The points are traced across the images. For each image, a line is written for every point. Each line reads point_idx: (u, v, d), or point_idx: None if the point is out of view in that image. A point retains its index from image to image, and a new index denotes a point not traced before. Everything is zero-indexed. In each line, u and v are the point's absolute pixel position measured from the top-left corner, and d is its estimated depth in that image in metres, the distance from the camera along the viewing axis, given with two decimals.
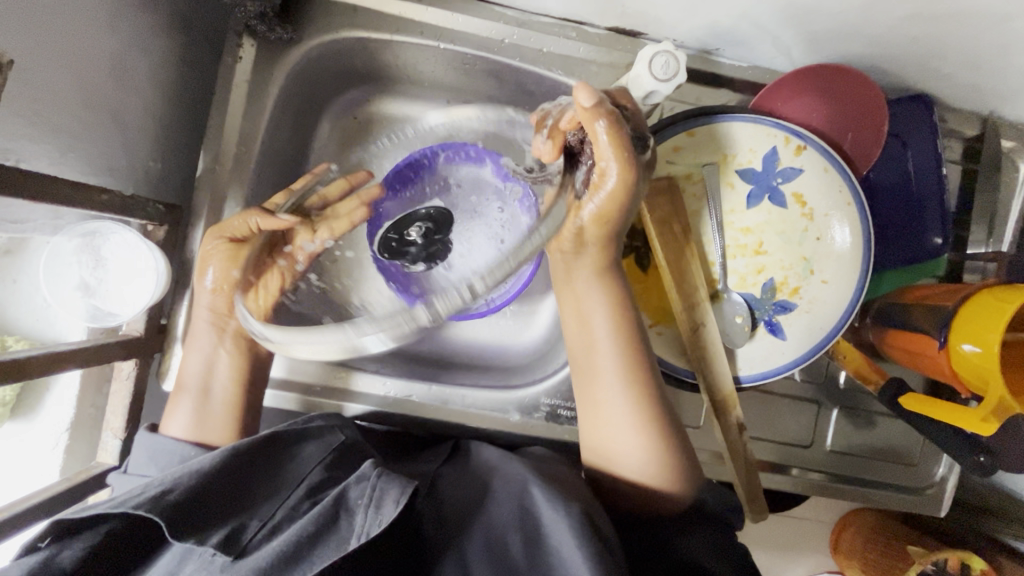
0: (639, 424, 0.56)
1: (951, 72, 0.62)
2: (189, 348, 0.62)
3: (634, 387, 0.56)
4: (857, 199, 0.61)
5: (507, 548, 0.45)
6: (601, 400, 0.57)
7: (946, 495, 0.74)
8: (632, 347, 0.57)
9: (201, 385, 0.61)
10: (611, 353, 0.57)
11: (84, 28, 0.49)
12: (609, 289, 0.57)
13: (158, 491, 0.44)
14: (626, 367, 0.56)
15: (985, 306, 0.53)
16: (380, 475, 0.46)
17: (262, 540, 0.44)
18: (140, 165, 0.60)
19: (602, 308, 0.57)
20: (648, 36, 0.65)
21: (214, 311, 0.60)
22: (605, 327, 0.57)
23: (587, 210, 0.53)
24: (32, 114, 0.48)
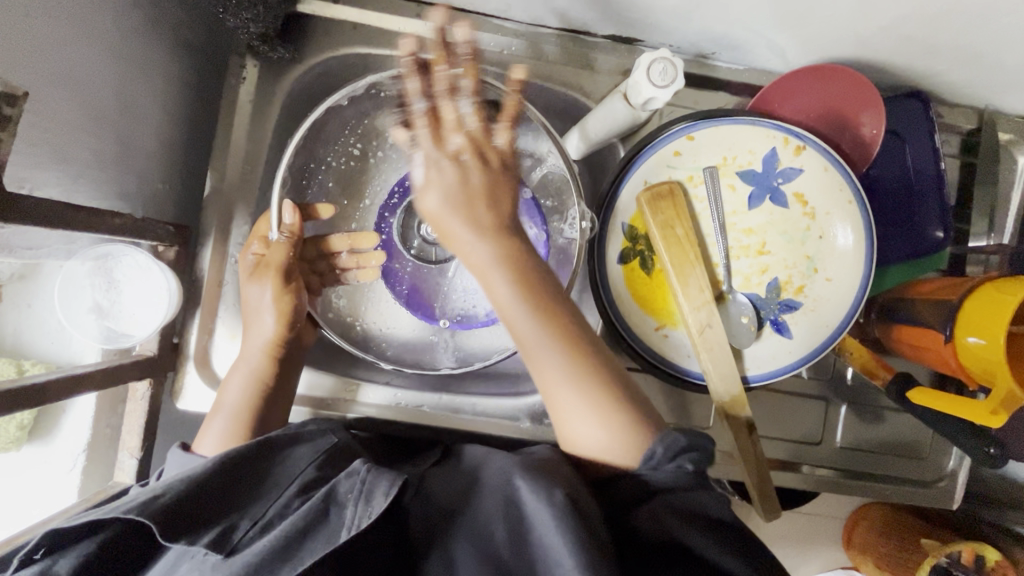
0: (595, 408, 0.50)
1: (946, 68, 0.63)
2: (232, 372, 0.61)
3: (559, 338, 0.49)
4: (857, 196, 0.62)
5: (495, 547, 0.45)
6: (541, 374, 0.50)
7: (956, 489, 0.74)
8: (550, 309, 0.49)
9: (240, 407, 0.59)
10: (531, 328, 0.49)
11: (94, 56, 0.50)
12: (500, 243, 0.49)
13: (147, 495, 0.44)
14: (547, 323, 0.49)
15: (987, 298, 0.54)
16: (369, 470, 0.46)
17: (254, 538, 0.44)
18: (149, 187, 0.61)
19: (502, 282, 0.48)
20: (644, 43, 0.66)
21: (273, 339, 0.61)
22: (503, 292, 0.48)
23: (453, 141, 0.49)
24: (47, 143, 0.49)
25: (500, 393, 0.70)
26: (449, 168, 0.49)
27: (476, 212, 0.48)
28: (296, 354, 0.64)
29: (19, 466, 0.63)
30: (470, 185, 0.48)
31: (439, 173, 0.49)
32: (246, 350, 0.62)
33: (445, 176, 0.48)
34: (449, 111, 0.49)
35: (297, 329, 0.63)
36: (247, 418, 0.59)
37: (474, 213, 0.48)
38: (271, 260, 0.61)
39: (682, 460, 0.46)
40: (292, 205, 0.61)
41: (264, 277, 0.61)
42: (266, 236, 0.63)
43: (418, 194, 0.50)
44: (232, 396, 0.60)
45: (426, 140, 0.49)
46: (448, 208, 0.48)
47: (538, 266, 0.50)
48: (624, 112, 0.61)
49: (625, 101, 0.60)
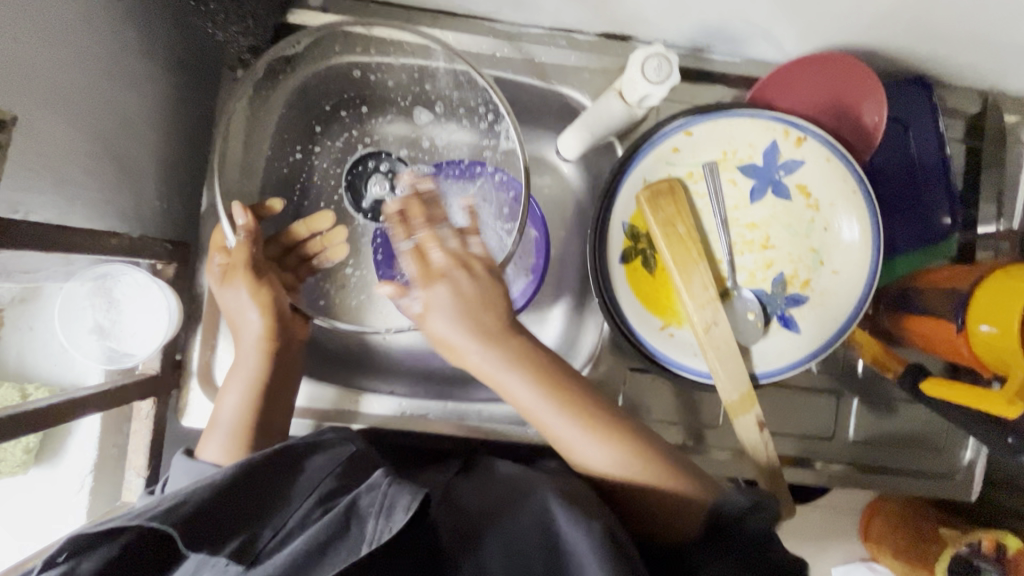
0: (638, 473, 0.52)
1: (948, 51, 0.61)
2: (230, 380, 0.61)
3: (575, 412, 0.53)
4: (862, 186, 0.60)
5: (527, 566, 0.45)
6: (572, 452, 0.53)
7: (975, 480, 0.73)
8: (561, 393, 0.53)
9: (241, 414, 0.59)
10: (550, 413, 0.53)
11: (86, 77, 0.50)
12: (513, 346, 0.53)
13: (171, 503, 0.44)
14: (562, 407, 0.53)
15: (997, 286, 0.53)
16: (391, 483, 0.45)
17: (274, 550, 0.45)
18: (146, 205, 0.60)
19: (514, 378, 0.53)
20: (638, 40, 0.66)
21: (263, 334, 0.60)
22: (519, 385, 0.53)
23: (441, 247, 0.55)
24: (41, 167, 0.49)
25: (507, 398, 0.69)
26: (438, 291, 0.53)
27: (490, 320, 0.53)
28: (292, 348, 0.63)
29: (28, 489, 0.63)
30: (467, 308, 0.53)
31: (445, 288, 0.53)
32: (240, 352, 0.61)
33: (442, 298, 0.53)
34: (427, 241, 0.55)
35: (285, 321, 0.62)
36: (247, 430, 0.59)
37: (483, 320, 0.53)
38: (237, 261, 0.60)
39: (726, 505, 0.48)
40: (241, 203, 0.60)
41: (235, 278, 0.60)
42: (226, 245, 0.62)
43: (427, 325, 0.54)
44: (230, 406, 0.60)
45: (416, 271, 0.54)
46: (467, 333, 0.52)
47: (543, 349, 0.55)
48: (619, 110, 0.60)
49: (620, 99, 0.60)
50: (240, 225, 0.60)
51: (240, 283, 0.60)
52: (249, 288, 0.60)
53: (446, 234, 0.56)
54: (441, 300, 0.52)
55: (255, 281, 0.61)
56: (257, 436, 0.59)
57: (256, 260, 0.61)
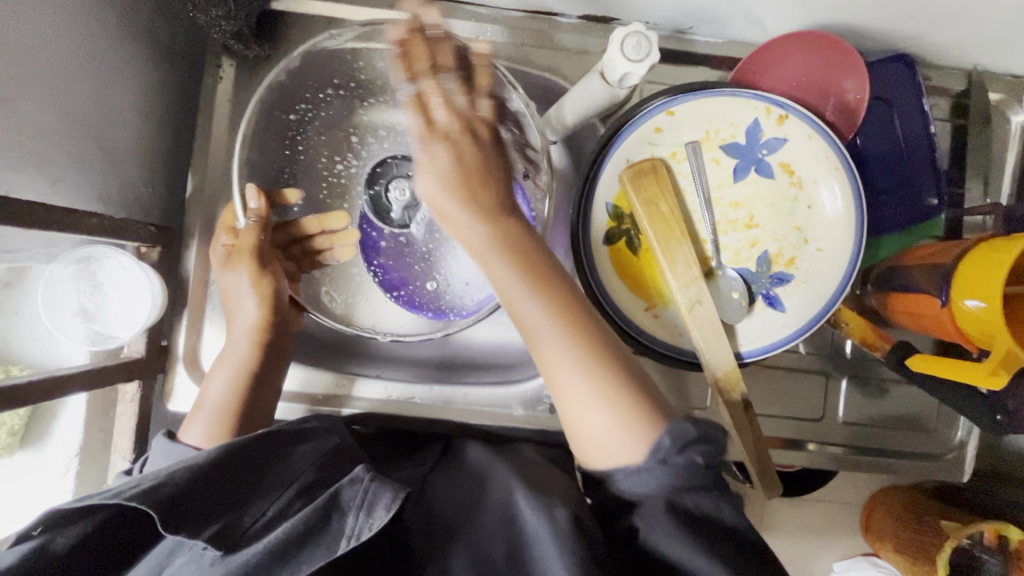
0: (601, 389, 0.46)
1: (928, 29, 0.61)
2: (216, 365, 0.61)
3: (559, 313, 0.48)
4: (844, 162, 0.60)
5: (489, 555, 0.47)
6: (544, 362, 0.48)
7: (966, 461, 0.72)
8: (544, 281, 0.49)
9: (226, 398, 0.59)
10: (524, 299, 0.48)
11: (68, 58, 0.50)
12: (500, 222, 0.50)
13: (152, 483, 0.44)
14: (541, 296, 0.48)
15: (981, 258, 0.53)
16: (373, 479, 0.47)
17: (255, 537, 0.45)
18: (131, 189, 0.61)
19: (494, 253, 0.49)
20: (620, 22, 0.66)
21: (256, 324, 0.61)
22: (499, 261, 0.49)
23: (440, 103, 0.52)
24: (22, 146, 0.49)
25: (493, 381, 0.69)
26: (434, 151, 0.51)
27: (489, 194, 0.51)
28: (282, 338, 0.63)
29: (16, 472, 0.63)
30: (465, 180, 0.51)
31: (442, 149, 0.51)
32: (231, 339, 0.62)
33: (439, 159, 0.51)
34: (433, 97, 0.52)
35: (281, 312, 0.63)
36: (232, 412, 0.59)
37: (474, 187, 0.51)
38: (243, 246, 0.62)
39: (690, 453, 0.45)
40: (255, 187, 0.61)
41: (237, 264, 0.61)
42: (233, 226, 0.64)
43: (419, 182, 0.52)
44: (216, 389, 0.60)
45: (419, 124, 0.52)
46: (459, 197, 0.50)
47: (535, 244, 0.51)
48: (602, 91, 0.60)
49: (602, 79, 0.60)
50: (251, 209, 0.62)
51: (243, 269, 0.61)
52: (250, 275, 0.61)
53: (435, 104, 0.52)
54: (439, 161, 0.51)
55: (254, 269, 0.61)
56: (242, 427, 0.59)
57: (256, 248, 0.61)
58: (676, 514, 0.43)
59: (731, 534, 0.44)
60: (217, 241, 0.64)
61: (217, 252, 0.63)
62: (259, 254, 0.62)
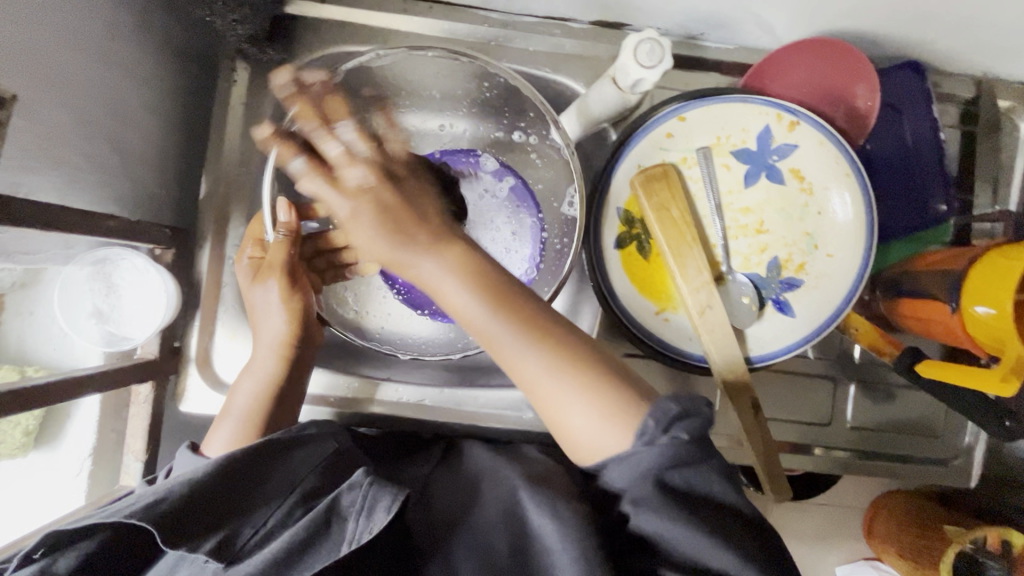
0: (580, 391, 0.47)
1: (939, 36, 0.62)
2: (242, 374, 0.62)
3: (521, 323, 0.47)
4: (855, 169, 0.61)
5: (492, 548, 0.47)
6: (519, 375, 0.48)
7: (975, 467, 0.73)
8: (504, 299, 0.47)
9: (250, 406, 0.60)
10: (488, 319, 0.47)
11: (85, 62, 0.51)
12: (450, 249, 0.49)
13: (151, 499, 0.45)
14: (505, 313, 0.47)
15: (992, 267, 0.53)
16: (372, 483, 0.47)
17: (254, 549, 0.46)
18: (146, 191, 0.61)
19: (451, 279, 0.48)
20: (631, 28, 0.66)
21: (283, 337, 0.61)
22: (455, 286, 0.47)
23: (337, 149, 0.52)
24: (40, 149, 0.49)
25: (503, 384, 0.69)
26: (364, 215, 0.49)
27: (431, 219, 0.50)
28: (308, 350, 0.64)
29: (29, 472, 0.63)
30: (392, 224, 0.48)
31: (366, 206, 0.49)
32: (257, 349, 0.62)
33: (364, 209, 0.49)
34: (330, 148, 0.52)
35: (308, 325, 0.63)
36: (256, 420, 0.59)
37: (412, 224, 0.49)
38: (272, 260, 0.61)
39: (676, 430, 0.44)
40: (286, 200, 0.60)
41: (265, 278, 0.61)
42: (261, 238, 0.64)
43: (356, 237, 0.51)
44: (242, 397, 0.61)
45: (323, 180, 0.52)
46: (392, 248, 0.48)
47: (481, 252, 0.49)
48: (614, 96, 0.60)
49: (614, 84, 0.60)
50: (281, 223, 0.61)
51: (273, 283, 0.60)
52: (279, 289, 0.61)
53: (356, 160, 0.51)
54: (365, 217, 0.49)
55: (284, 284, 0.61)
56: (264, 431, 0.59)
57: (285, 262, 0.61)
58: (662, 489, 0.43)
59: (722, 507, 0.44)
60: (245, 252, 0.64)
61: (242, 267, 0.64)
62: (288, 269, 0.61)
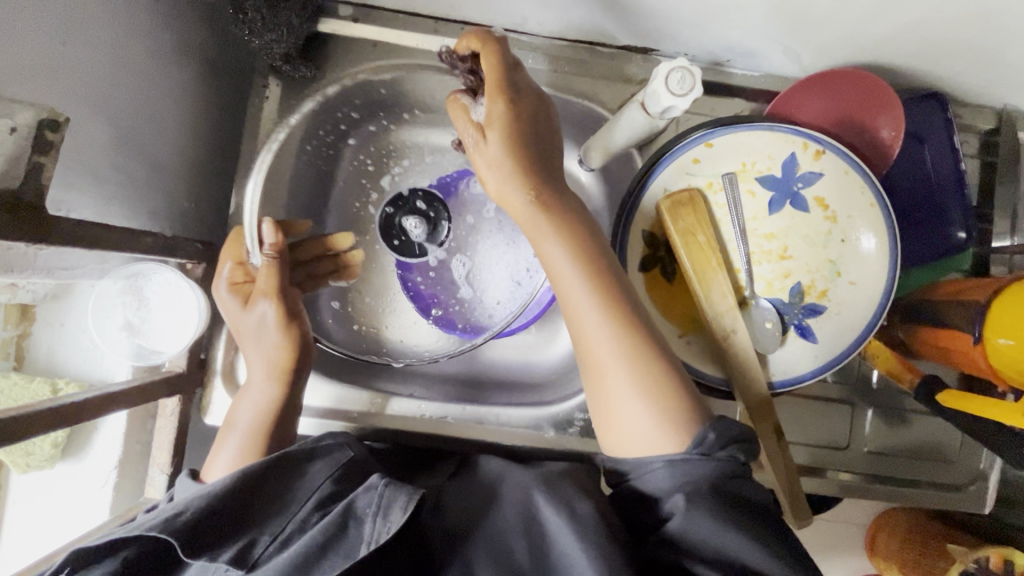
0: (640, 376, 0.48)
1: (963, 70, 0.63)
2: (242, 393, 0.61)
3: (611, 307, 0.49)
4: (880, 199, 0.62)
5: (510, 553, 0.47)
6: (590, 352, 0.49)
7: (988, 492, 0.73)
8: (591, 256, 0.50)
9: (251, 424, 0.59)
10: (572, 274, 0.49)
11: (127, 80, 0.52)
12: (559, 201, 0.51)
13: (170, 512, 0.46)
14: (589, 273, 0.50)
15: (1015, 299, 0.53)
16: (387, 484, 0.48)
17: (274, 554, 0.46)
18: (178, 205, 0.62)
19: (546, 227, 0.50)
20: (659, 53, 0.67)
21: (281, 363, 0.59)
22: (550, 240, 0.50)
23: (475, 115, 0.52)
24: (80, 166, 0.50)
25: (523, 403, 0.70)
26: (494, 148, 0.50)
27: (539, 180, 0.51)
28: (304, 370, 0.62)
29: (56, 483, 0.64)
30: (519, 156, 0.50)
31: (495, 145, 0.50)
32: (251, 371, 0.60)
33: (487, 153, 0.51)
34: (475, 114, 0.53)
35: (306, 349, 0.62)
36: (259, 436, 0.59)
37: (528, 172, 0.50)
38: (262, 286, 0.60)
39: (733, 449, 0.47)
40: (271, 220, 0.61)
41: (256, 302, 0.60)
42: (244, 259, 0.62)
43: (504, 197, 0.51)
44: (244, 415, 0.59)
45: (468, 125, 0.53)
46: (513, 179, 0.50)
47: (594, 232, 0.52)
48: (642, 121, 0.60)
49: (642, 110, 0.60)
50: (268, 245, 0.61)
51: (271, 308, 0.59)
52: (273, 312, 0.60)
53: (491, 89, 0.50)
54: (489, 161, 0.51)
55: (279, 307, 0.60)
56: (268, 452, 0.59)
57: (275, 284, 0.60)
58: (711, 492, 0.44)
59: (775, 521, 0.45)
60: (231, 272, 0.62)
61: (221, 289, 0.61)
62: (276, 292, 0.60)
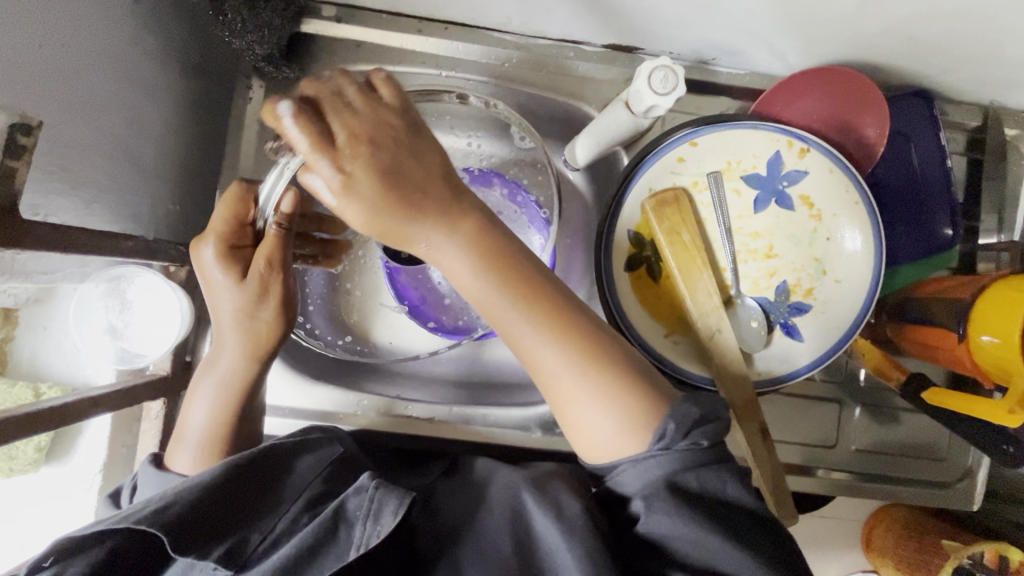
0: (592, 385, 0.47)
1: (949, 67, 0.62)
2: (200, 380, 0.58)
3: (548, 324, 0.47)
4: (864, 198, 0.62)
5: (496, 549, 0.47)
6: (538, 370, 0.48)
7: (977, 489, 0.73)
8: (516, 278, 0.47)
9: (208, 427, 0.57)
10: (499, 303, 0.47)
11: (105, 82, 0.51)
12: (465, 221, 0.47)
13: (159, 505, 0.45)
14: (515, 297, 0.47)
15: (998, 298, 0.53)
16: (377, 488, 0.47)
17: (263, 555, 0.46)
18: (161, 208, 0.62)
19: (460, 256, 0.46)
20: (644, 51, 0.67)
21: (254, 345, 0.56)
22: (466, 270, 0.47)
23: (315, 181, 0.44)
24: (59, 169, 0.50)
25: (511, 403, 0.70)
26: (358, 209, 0.44)
27: (445, 201, 0.46)
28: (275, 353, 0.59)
29: (42, 486, 0.64)
30: (398, 196, 0.44)
31: (358, 207, 0.44)
32: (217, 353, 0.57)
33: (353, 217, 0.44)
34: (316, 167, 0.43)
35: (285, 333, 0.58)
36: (214, 442, 0.57)
37: (425, 199, 0.45)
38: (268, 258, 0.54)
39: (695, 437, 0.45)
40: (296, 192, 0.54)
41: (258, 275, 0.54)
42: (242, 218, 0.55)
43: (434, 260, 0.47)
44: (198, 419, 0.57)
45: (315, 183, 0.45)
46: (405, 216, 0.45)
47: (518, 249, 0.48)
48: (626, 120, 0.61)
49: (627, 109, 0.61)
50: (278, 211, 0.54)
51: (275, 290, 0.54)
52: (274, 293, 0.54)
53: (305, 137, 0.43)
54: (353, 218, 0.44)
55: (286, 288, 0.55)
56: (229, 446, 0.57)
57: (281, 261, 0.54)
58: (676, 492, 0.44)
59: (746, 511, 0.45)
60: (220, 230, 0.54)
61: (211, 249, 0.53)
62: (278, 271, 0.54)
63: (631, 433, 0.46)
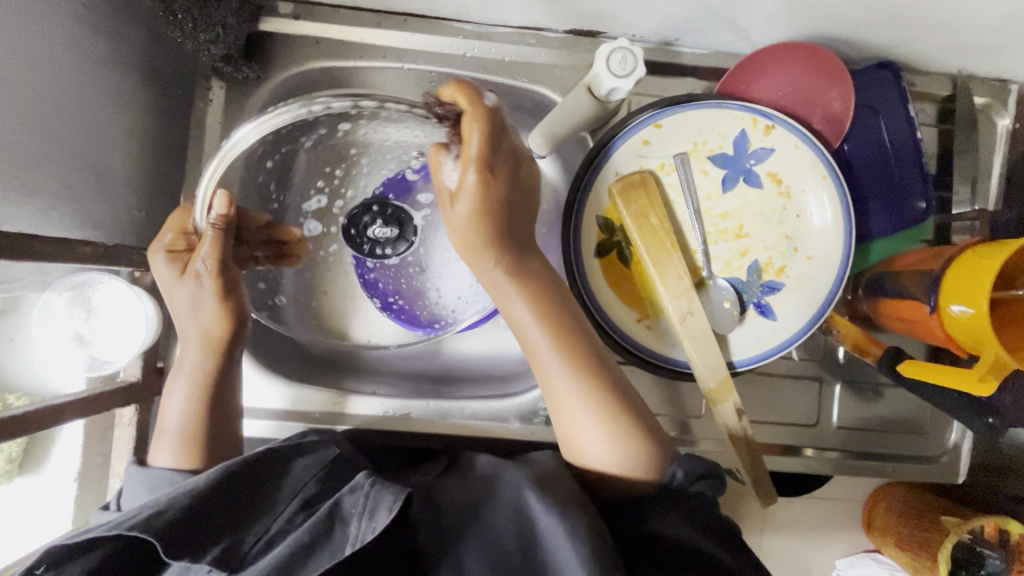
0: (602, 424, 0.55)
1: (913, 37, 0.62)
2: (173, 386, 0.61)
3: (576, 370, 0.56)
4: (831, 172, 0.61)
5: (506, 553, 0.46)
6: (556, 401, 0.57)
7: (960, 462, 0.73)
8: (559, 325, 0.58)
9: (184, 421, 0.60)
10: (542, 341, 0.57)
11: (53, 89, 0.52)
12: (529, 270, 0.59)
13: (151, 510, 0.45)
14: (557, 338, 0.57)
15: (968, 266, 0.53)
16: (373, 483, 0.46)
17: (258, 555, 0.45)
18: (125, 215, 0.62)
19: (517, 296, 0.58)
20: (605, 35, 0.66)
21: (212, 340, 0.60)
22: (522, 308, 0.58)
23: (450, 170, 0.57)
24: (9, 177, 0.50)
25: (489, 395, 0.70)
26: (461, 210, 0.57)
27: (513, 257, 0.58)
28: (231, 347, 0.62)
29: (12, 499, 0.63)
30: (496, 225, 0.57)
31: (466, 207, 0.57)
32: (185, 352, 0.61)
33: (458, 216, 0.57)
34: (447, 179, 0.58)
35: (239, 330, 0.62)
36: (194, 439, 0.59)
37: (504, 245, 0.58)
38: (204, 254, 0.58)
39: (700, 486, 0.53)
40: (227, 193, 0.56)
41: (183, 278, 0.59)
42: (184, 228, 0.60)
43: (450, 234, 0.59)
44: (174, 414, 0.60)
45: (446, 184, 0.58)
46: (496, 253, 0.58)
47: (563, 307, 0.59)
48: (589, 106, 0.61)
49: (589, 93, 0.60)
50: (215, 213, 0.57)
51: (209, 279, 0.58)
52: (212, 286, 0.59)
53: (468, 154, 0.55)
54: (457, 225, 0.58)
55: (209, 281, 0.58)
56: (207, 441, 0.60)
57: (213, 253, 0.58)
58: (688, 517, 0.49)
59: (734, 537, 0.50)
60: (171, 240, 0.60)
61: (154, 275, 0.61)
62: (194, 275, 0.59)
63: (633, 469, 0.54)
